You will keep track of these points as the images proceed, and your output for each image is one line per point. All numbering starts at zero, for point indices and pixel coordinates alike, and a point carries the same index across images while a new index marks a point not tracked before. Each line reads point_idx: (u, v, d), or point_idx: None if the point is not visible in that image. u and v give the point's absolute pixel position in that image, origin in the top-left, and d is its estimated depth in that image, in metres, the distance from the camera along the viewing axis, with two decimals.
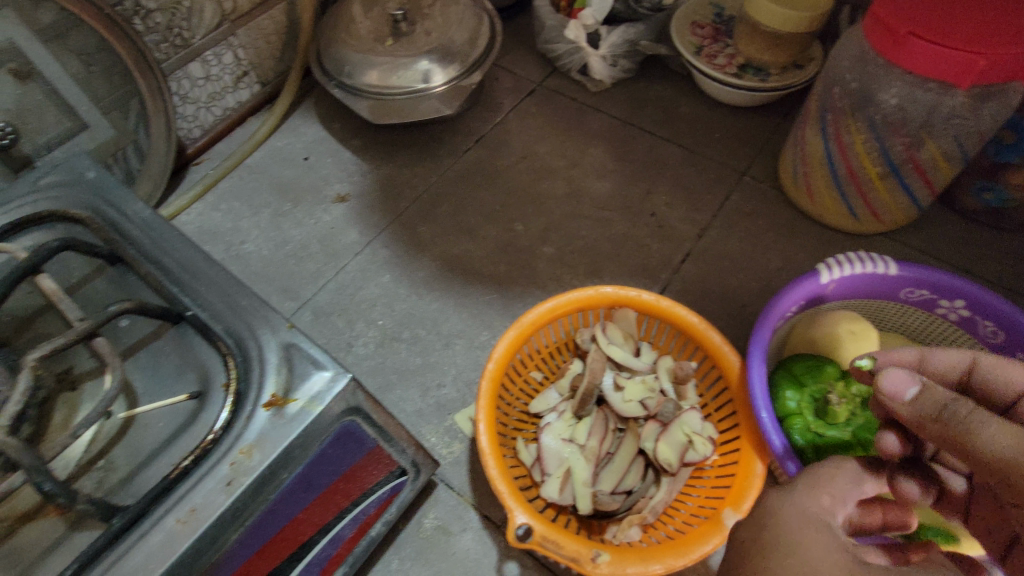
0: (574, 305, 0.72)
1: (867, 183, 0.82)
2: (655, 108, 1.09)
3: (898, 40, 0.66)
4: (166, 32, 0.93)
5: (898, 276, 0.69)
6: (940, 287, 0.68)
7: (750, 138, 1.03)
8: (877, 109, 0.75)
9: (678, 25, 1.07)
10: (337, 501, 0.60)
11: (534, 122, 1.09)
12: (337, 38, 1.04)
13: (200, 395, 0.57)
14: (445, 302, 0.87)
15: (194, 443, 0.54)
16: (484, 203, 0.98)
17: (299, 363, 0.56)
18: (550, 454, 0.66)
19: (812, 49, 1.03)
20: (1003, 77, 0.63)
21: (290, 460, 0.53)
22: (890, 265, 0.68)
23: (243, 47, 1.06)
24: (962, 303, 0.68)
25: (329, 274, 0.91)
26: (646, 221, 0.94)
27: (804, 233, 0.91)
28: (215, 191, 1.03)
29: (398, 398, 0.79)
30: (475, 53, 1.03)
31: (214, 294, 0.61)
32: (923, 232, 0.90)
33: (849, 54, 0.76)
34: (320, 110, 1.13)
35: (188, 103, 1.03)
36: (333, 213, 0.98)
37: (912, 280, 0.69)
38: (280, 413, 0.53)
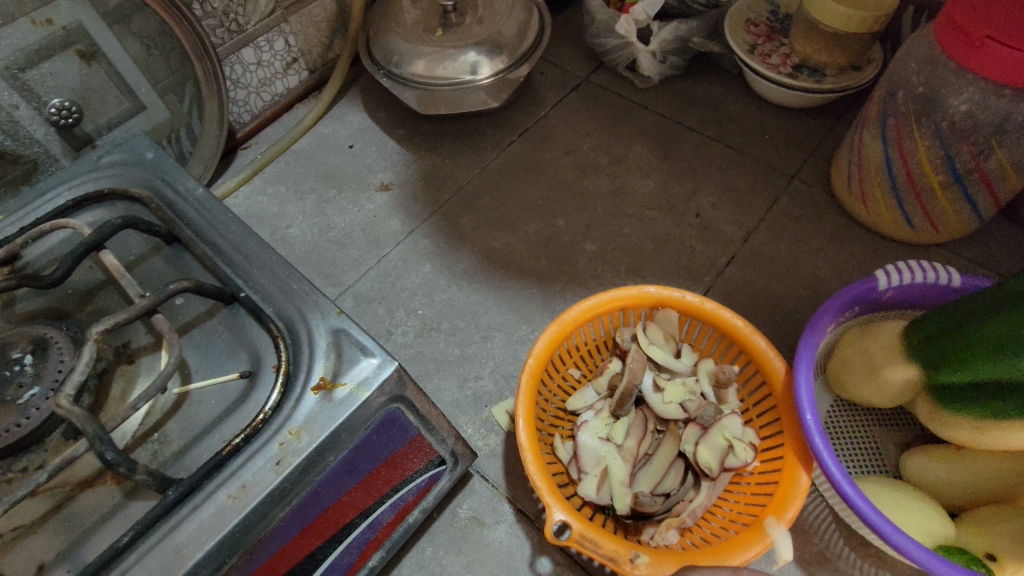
0: (617, 303, 0.71)
1: (927, 190, 0.79)
2: (702, 107, 1.07)
3: (975, 44, 0.63)
4: (223, 17, 0.95)
5: (961, 288, 0.67)
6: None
7: (802, 140, 1.01)
8: (945, 116, 0.72)
9: (732, 21, 1.04)
10: (379, 486, 0.61)
11: (579, 117, 1.08)
12: (386, 28, 1.05)
13: (251, 375, 0.58)
14: (485, 295, 0.87)
15: (245, 421, 0.55)
16: (527, 197, 0.98)
17: (347, 348, 0.57)
18: (588, 452, 0.66)
19: (872, 51, 0.99)
20: None
21: (336, 444, 0.54)
22: (953, 276, 0.66)
23: (294, 34, 1.07)
24: None
25: (370, 261, 0.93)
26: (690, 222, 0.93)
27: (855, 241, 0.89)
28: (263, 175, 1.05)
29: (435, 388, 0.80)
30: (524, 46, 1.03)
31: (267, 277, 0.63)
32: (982, 245, 0.87)
33: (917, 57, 0.73)
34: (365, 98, 1.14)
35: (239, 88, 1.05)
36: (376, 201, 0.99)
37: (975, 294, 0.67)
38: (328, 396, 0.54)
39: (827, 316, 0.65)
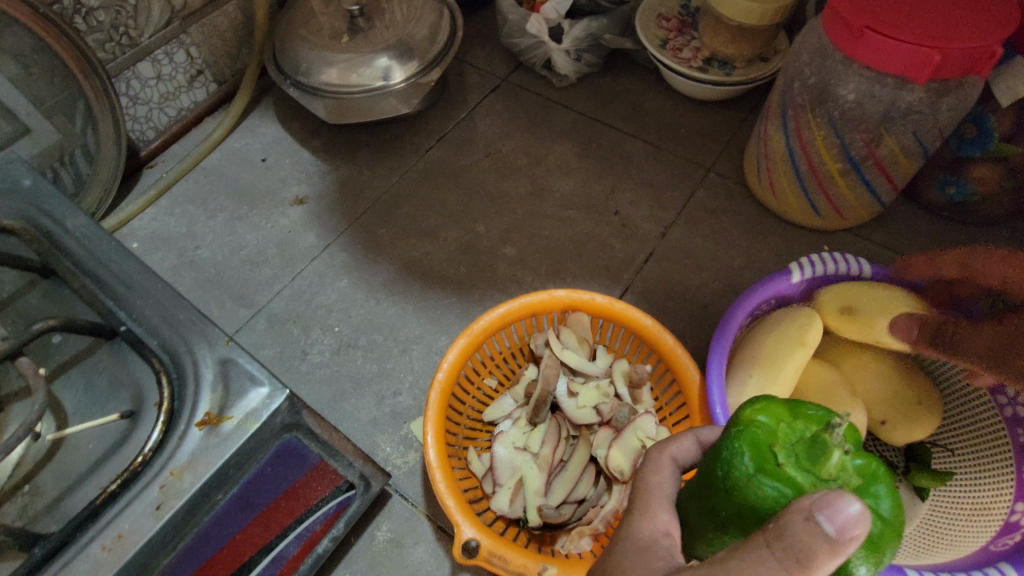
0: (526, 310, 0.70)
1: (828, 179, 0.80)
2: (622, 103, 1.07)
3: (856, 34, 0.65)
4: (111, 31, 0.90)
5: (872, 279, 0.68)
6: (914, 292, 0.67)
7: (716, 133, 1.02)
8: (836, 105, 0.74)
9: (644, 17, 1.05)
10: (279, 519, 0.59)
11: (498, 119, 1.07)
12: (292, 35, 1.01)
13: (133, 414, 0.55)
14: (403, 307, 0.85)
15: (124, 464, 0.52)
16: (446, 204, 0.96)
17: (234, 379, 0.54)
18: (502, 464, 0.65)
19: (778, 41, 1.01)
20: (959, 71, 0.63)
21: (224, 481, 0.52)
22: (863, 267, 0.68)
23: (196, 45, 1.03)
24: (935, 310, 0.67)
25: (285, 279, 0.89)
26: (609, 220, 0.93)
27: (768, 230, 0.90)
28: (170, 195, 1.00)
29: (352, 408, 0.77)
30: (435, 49, 1.00)
31: (151, 308, 0.59)
32: (887, 227, 0.89)
33: (807, 48, 0.75)
34: (278, 109, 1.09)
35: (139, 105, 1.00)
36: (291, 216, 0.96)
37: (886, 284, 0.68)
38: (214, 432, 0.51)
39: (742, 313, 0.65)
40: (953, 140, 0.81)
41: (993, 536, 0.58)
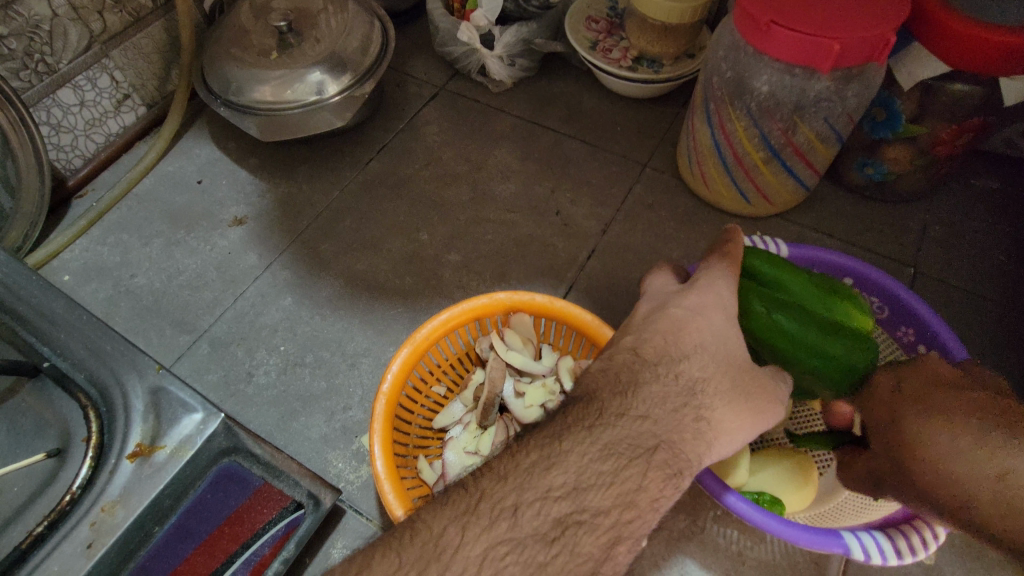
0: (469, 315, 0.71)
1: (753, 167, 0.84)
2: (559, 106, 1.09)
3: (763, 29, 0.68)
4: (25, 58, 0.87)
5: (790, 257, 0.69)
6: (827, 266, 0.70)
7: (651, 130, 1.04)
8: (752, 97, 0.77)
9: (573, 21, 1.07)
10: (224, 546, 0.58)
11: (437, 127, 1.07)
12: (221, 55, 1.00)
13: (59, 453, 0.53)
14: (350, 321, 0.85)
15: (51, 505, 0.50)
16: (388, 216, 0.96)
17: (167, 407, 0.53)
18: (453, 469, 0.66)
19: (702, 38, 1.04)
20: (858, 59, 0.67)
21: (161, 512, 0.51)
22: (782, 246, 0.67)
23: (121, 69, 1.00)
24: (850, 280, 0.70)
25: (226, 302, 0.88)
26: (551, 220, 0.94)
27: (704, 220, 0.93)
28: (102, 224, 0.97)
29: (302, 426, 0.76)
30: (368, 60, 1.00)
31: (75, 341, 0.56)
32: (813, 211, 0.93)
33: (722, 44, 0.78)
34: (212, 129, 1.07)
35: (62, 133, 0.97)
36: (230, 237, 0.94)
37: (803, 260, 0.70)
38: (146, 463, 0.50)
39: None
40: (866, 123, 0.85)
41: None
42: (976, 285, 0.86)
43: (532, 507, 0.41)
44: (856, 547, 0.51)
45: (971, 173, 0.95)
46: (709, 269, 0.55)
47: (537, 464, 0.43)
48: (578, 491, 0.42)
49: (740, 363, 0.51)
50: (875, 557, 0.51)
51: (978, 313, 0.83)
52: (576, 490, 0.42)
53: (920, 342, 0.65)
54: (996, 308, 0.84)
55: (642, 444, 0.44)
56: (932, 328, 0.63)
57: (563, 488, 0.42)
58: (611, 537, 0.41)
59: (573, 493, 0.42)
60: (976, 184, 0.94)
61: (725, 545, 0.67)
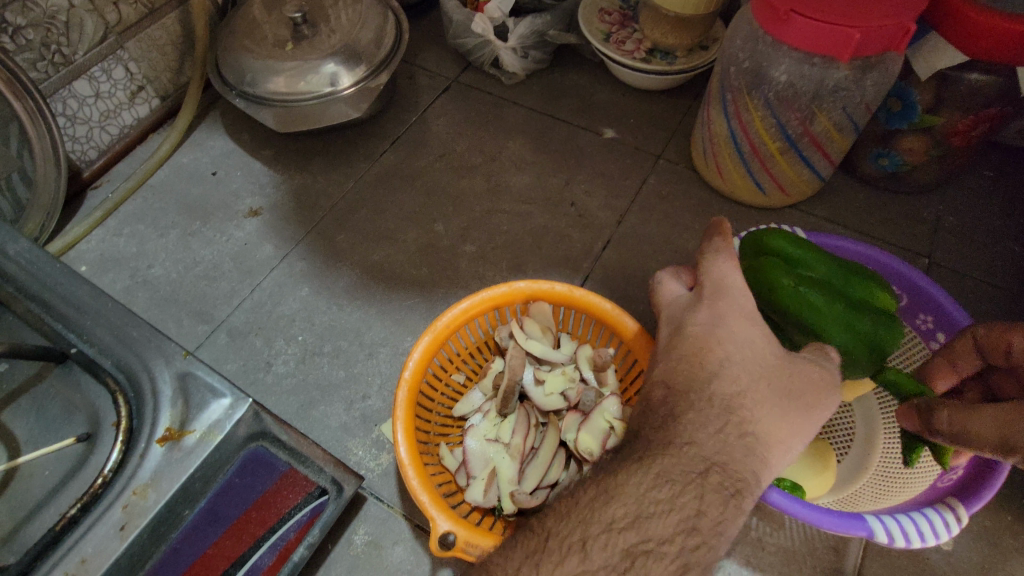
0: (488, 304, 0.71)
1: (769, 158, 0.84)
2: (572, 98, 1.09)
3: (783, 18, 0.68)
4: (42, 49, 0.88)
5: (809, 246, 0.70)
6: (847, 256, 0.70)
7: (664, 121, 1.05)
8: (770, 87, 0.77)
9: (586, 13, 1.07)
10: (252, 531, 0.58)
11: (451, 119, 1.07)
12: (236, 46, 1.00)
13: (88, 437, 0.54)
14: (367, 311, 0.85)
15: (82, 488, 0.51)
16: (403, 207, 0.96)
17: (195, 392, 0.53)
18: (475, 456, 0.66)
19: (715, 29, 1.04)
20: (878, 48, 0.67)
21: (190, 496, 0.51)
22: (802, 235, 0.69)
23: (135, 60, 1.00)
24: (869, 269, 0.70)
25: (244, 292, 0.88)
26: (566, 211, 0.94)
27: (718, 211, 0.93)
28: (118, 215, 0.97)
29: (321, 415, 0.77)
30: (382, 52, 1.00)
31: (102, 327, 0.56)
32: (827, 202, 0.93)
33: (740, 34, 0.78)
34: (226, 121, 1.08)
35: (78, 124, 0.97)
36: (245, 228, 0.95)
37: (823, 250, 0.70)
38: (176, 447, 0.50)
39: None
40: (881, 113, 0.85)
41: (939, 473, 0.59)
42: (990, 276, 0.86)
43: (601, 540, 0.44)
44: (881, 529, 0.52)
45: (985, 164, 0.95)
46: (721, 266, 0.55)
47: (595, 500, 0.46)
48: (642, 520, 0.44)
49: (769, 372, 0.50)
50: (900, 540, 0.52)
51: (993, 302, 0.84)
52: (638, 520, 0.44)
53: (939, 330, 0.66)
54: (1011, 297, 0.84)
55: (694, 469, 0.46)
56: (952, 316, 0.64)
57: (615, 514, 0.45)
58: (680, 564, 0.43)
59: (637, 522, 0.44)
60: (990, 175, 0.94)
61: (744, 531, 0.67)
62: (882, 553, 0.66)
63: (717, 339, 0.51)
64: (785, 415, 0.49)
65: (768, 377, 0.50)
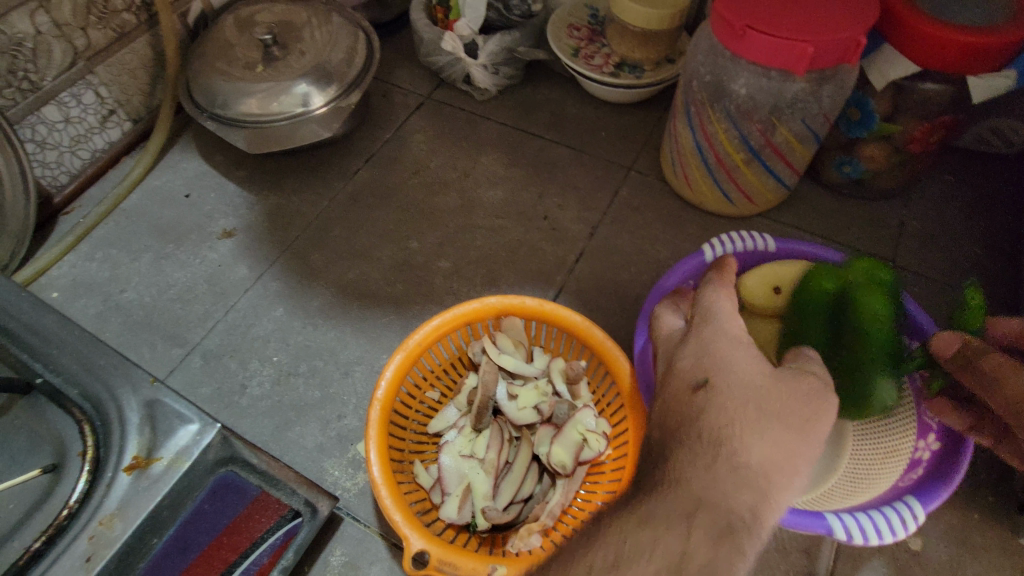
0: (461, 320, 0.72)
1: (734, 168, 0.86)
2: (543, 112, 1.10)
3: (738, 34, 0.70)
4: (9, 76, 0.87)
5: (777, 251, 0.73)
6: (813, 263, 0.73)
7: (634, 133, 1.06)
8: (732, 100, 0.79)
9: (554, 29, 1.09)
10: (223, 557, 0.59)
11: (425, 135, 1.08)
12: (206, 68, 1.00)
13: (55, 468, 0.54)
14: (342, 329, 0.85)
15: (48, 520, 0.50)
16: (378, 224, 0.97)
17: (162, 419, 0.53)
18: (449, 473, 0.66)
19: (681, 43, 1.07)
20: (831, 61, 0.69)
21: (159, 524, 0.51)
22: (768, 240, 0.73)
23: (105, 85, 1.00)
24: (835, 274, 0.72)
25: (218, 314, 0.88)
26: (539, 225, 0.95)
27: (688, 221, 0.95)
28: (90, 239, 0.96)
29: (297, 436, 0.77)
30: (353, 71, 1.01)
31: (66, 356, 0.56)
32: (794, 209, 0.96)
33: (701, 49, 0.80)
34: (199, 143, 1.08)
35: (48, 149, 0.97)
36: (219, 249, 0.94)
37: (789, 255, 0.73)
38: (143, 475, 0.50)
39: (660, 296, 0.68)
40: (842, 122, 0.87)
41: (902, 472, 0.61)
42: (952, 278, 0.88)
43: None
44: (838, 527, 0.53)
45: (944, 168, 0.98)
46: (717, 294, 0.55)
47: None
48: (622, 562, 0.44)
49: (757, 386, 0.48)
50: (858, 536, 0.53)
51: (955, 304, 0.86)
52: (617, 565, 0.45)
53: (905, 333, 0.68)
54: None
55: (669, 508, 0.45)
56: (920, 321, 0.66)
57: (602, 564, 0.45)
58: None
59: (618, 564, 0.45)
60: (950, 179, 0.97)
61: None
62: (853, 555, 0.68)
63: (711, 368, 0.50)
64: (785, 440, 0.46)
65: (763, 403, 0.47)
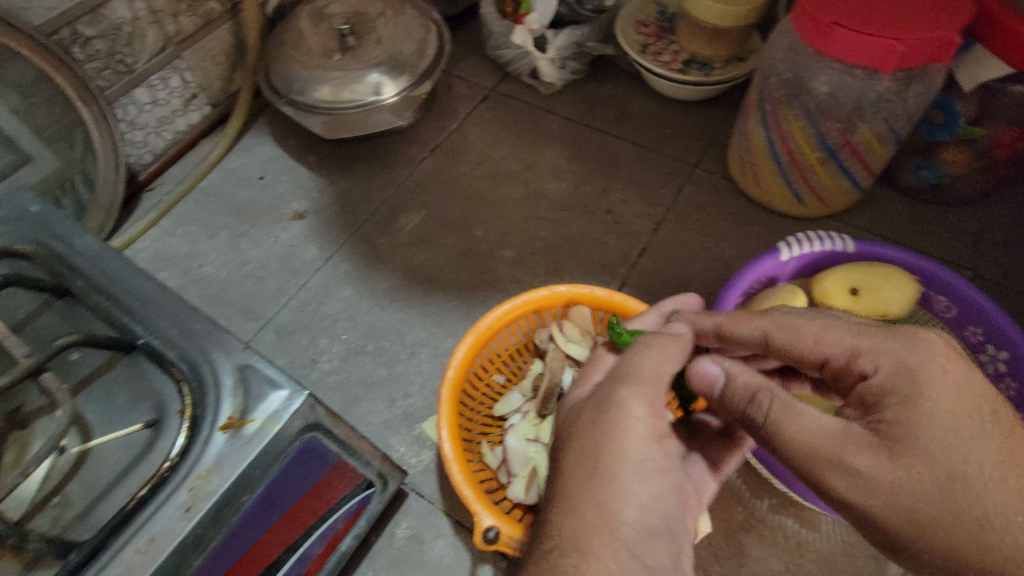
0: (530, 307, 0.73)
1: (808, 167, 0.85)
2: (607, 108, 1.11)
3: (824, 30, 0.69)
4: (107, 58, 0.93)
5: (856, 254, 0.73)
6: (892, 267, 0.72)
7: (700, 131, 1.06)
8: (811, 97, 0.78)
9: (623, 25, 1.09)
10: (303, 519, 0.60)
11: (490, 127, 1.10)
12: (285, 56, 1.04)
13: (155, 424, 0.56)
14: (408, 312, 0.87)
15: (151, 471, 0.53)
16: (443, 211, 0.99)
17: (254, 383, 0.55)
18: (516, 455, 0.67)
19: (752, 41, 1.05)
20: (922, 60, 0.67)
21: (250, 482, 0.53)
22: (847, 243, 0.72)
23: (190, 69, 1.05)
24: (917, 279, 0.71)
25: (290, 291, 0.91)
26: (602, 219, 0.96)
27: (754, 220, 0.94)
28: (171, 216, 1.01)
29: (365, 411, 0.79)
30: (424, 62, 1.04)
31: (166, 320, 0.59)
32: (866, 213, 0.94)
33: (781, 46, 0.79)
34: (273, 128, 1.12)
35: (136, 129, 1.02)
36: (291, 230, 0.98)
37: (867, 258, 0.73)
38: (237, 435, 0.53)
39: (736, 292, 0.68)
40: (923, 125, 0.85)
41: None
42: None
43: None
44: None
45: None
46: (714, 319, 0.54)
47: None
48: None
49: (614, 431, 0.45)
50: None
51: None
52: None
53: (989, 342, 0.66)
54: None
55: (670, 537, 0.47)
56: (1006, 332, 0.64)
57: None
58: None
59: None
60: None
61: (782, 537, 0.68)
62: None
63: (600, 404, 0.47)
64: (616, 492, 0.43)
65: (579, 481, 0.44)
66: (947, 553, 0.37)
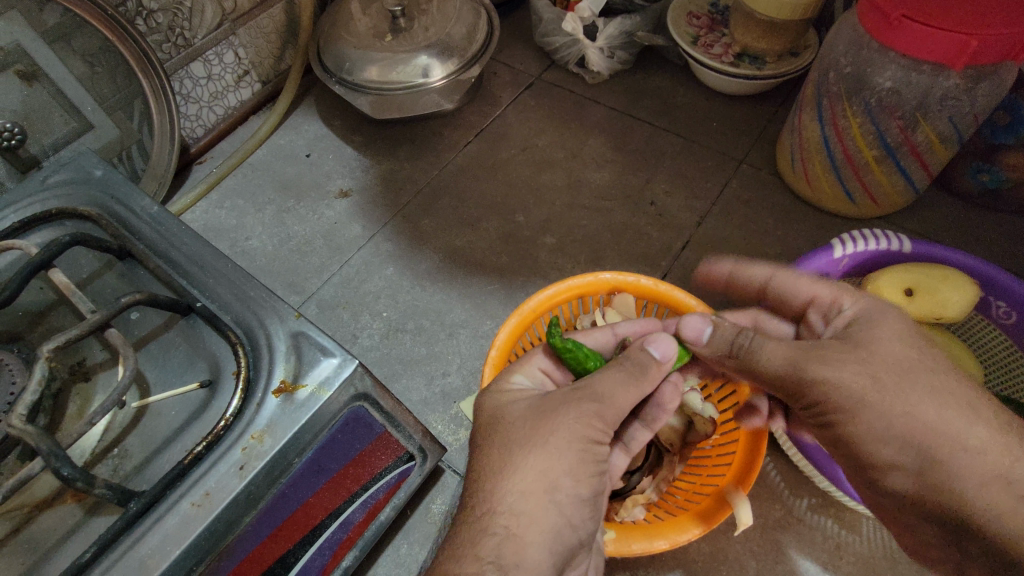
0: (574, 292, 0.73)
1: (863, 166, 0.83)
2: (653, 99, 1.10)
3: (892, 23, 0.67)
4: (168, 32, 0.95)
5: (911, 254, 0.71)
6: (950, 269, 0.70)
7: (748, 126, 1.04)
8: (872, 92, 0.76)
9: (674, 16, 1.07)
10: (348, 486, 0.62)
11: (534, 114, 1.10)
12: (336, 36, 1.05)
13: (211, 384, 0.58)
14: (449, 293, 0.88)
15: (206, 429, 0.55)
16: (486, 196, 0.99)
17: (307, 350, 0.57)
18: None
19: (807, 36, 1.03)
20: (995, 57, 0.65)
21: (300, 445, 0.54)
22: (904, 242, 0.71)
23: (243, 46, 1.07)
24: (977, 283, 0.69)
25: (333, 267, 0.93)
26: (645, 210, 0.95)
27: (800, 218, 0.92)
28: (219, 189, 1.04)
29: (403, 387, 0.80)
30: (474, 47, 1.04)
31: (222, 286, 0.61)
32: (918, 216, 0.91)
33: (843, 39, 0.78)
34: (320, 107, 1.14)
35: (190, 103, 1.05)
36: (336, 208, 0.99)
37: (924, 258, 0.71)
38: (290, 399, 0.54)
39: None
40: (985, 127, 0.82)
41: None
42: None
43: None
44: None
45: None
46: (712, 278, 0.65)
47: None
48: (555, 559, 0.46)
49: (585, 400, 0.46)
50: None
51: None
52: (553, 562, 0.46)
53: None
54: None
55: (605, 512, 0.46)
56: None
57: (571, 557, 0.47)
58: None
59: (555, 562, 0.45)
60: None
61: (820, 537, 0.67)
62: None
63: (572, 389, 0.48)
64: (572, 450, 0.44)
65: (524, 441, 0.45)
66: (889, 421, 0.45)
